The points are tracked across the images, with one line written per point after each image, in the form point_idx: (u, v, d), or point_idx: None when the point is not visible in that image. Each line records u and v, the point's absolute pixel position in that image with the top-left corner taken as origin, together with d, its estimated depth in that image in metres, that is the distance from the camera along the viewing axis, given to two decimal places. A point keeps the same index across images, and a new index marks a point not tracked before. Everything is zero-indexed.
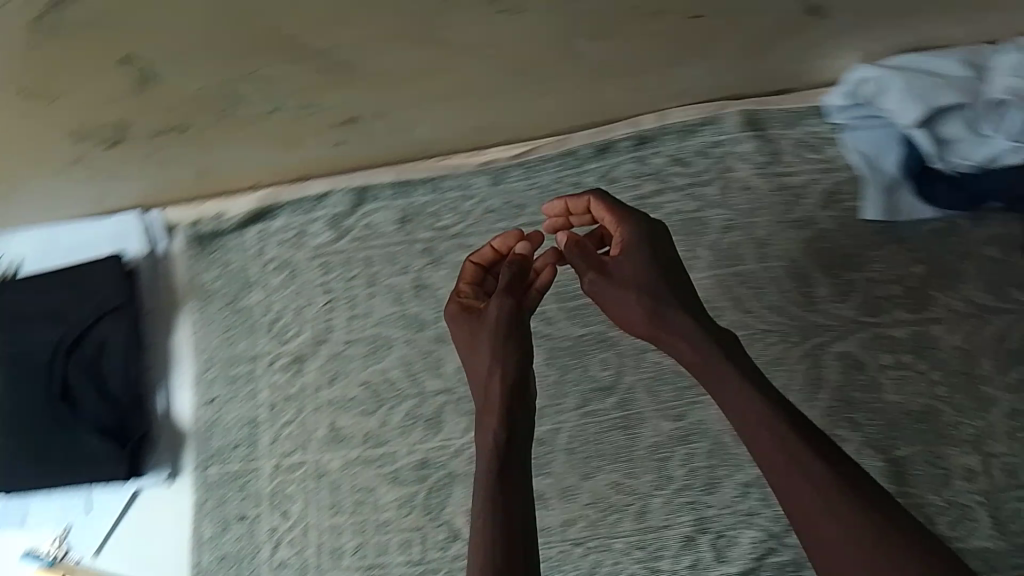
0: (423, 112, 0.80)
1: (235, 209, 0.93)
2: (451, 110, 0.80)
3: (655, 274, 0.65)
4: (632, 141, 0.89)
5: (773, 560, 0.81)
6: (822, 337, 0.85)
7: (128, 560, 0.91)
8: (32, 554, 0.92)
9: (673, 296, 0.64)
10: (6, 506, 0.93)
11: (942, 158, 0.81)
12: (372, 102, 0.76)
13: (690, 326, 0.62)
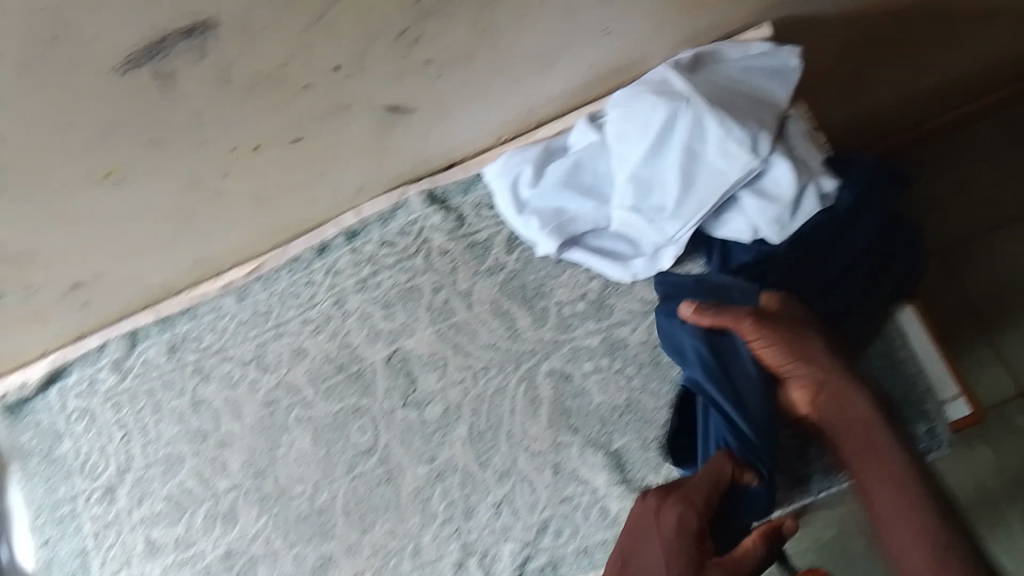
0: (136, 258, 0.96)
1: (32, 376, 1.08)
2: (163, 250, 0.97)
3: (830, 360, 0.80)
4: (342, 237, 1.04)
5: (534, 564, 0.93)
6: (530, 361, 0.97)
7: None
8: None
9: (851, 380, 0.79)
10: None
11: (624, 267, 0.95)
12: (79, 269, 0.94)
13: (860, 390, 0.78)
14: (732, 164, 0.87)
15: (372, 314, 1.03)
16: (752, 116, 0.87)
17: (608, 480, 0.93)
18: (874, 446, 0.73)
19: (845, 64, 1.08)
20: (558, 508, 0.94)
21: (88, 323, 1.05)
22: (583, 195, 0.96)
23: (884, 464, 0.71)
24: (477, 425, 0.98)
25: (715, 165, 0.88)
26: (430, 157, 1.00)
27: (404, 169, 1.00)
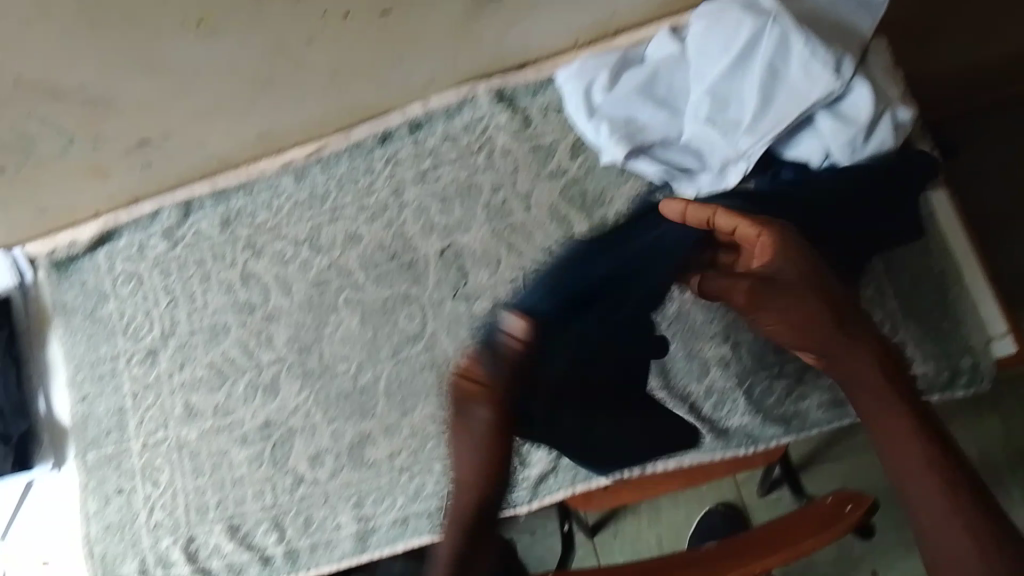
0: (199, 124, 0.93)
1: (83, 235, 1.07)
2: (229, 122, 0.95)
3: (823, 310, 0.58)
4: (407, 128, 1.04)
5: (570, 461, 0.94)
6: None
7: (29, 534, 1.03)
8: None
9: (861, 361, 0.58)
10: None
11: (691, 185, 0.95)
12: (151, 124, 0.91)
13: (868, 344, 0.59)
14: (815, 87, 0.87)
15: (429, 207, 1.03)
16: (836, 39, 0.88)
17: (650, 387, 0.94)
18: (890, 437, 0.57)
19: (949, 24, 1.01)
20: None
21: (140, 188, 1.04)
22: (654, 107, 0.97)
23: (901, 450, 0.57)
24: None
25: (797, 88, 0.88)
26: (506, 54, 0.99)
27: (479, 63, 0.99)
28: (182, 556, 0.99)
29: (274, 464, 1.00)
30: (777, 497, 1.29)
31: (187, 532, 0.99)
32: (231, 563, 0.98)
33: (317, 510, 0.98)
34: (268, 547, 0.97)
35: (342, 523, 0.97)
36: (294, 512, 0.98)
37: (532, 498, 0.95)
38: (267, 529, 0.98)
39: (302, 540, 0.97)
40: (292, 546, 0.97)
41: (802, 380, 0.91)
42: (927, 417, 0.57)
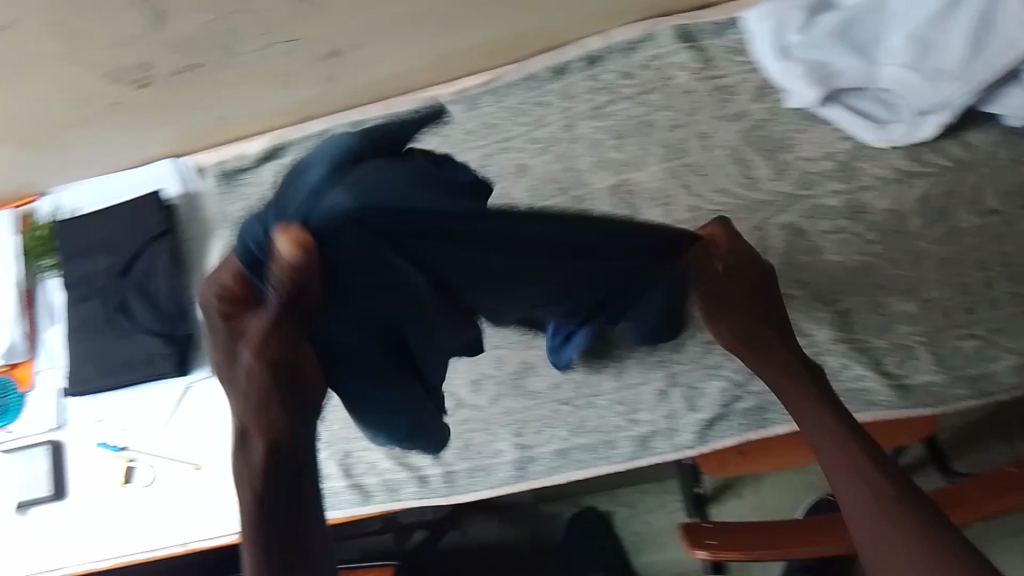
0: (387, 41, 0.91)
1: (250, 149, 1.07)
2: (415, 43, 0.92)
3: (800, 377, 0.68)
4: (584, 61, 1.00)
5: (739, 406, 0.92)
6: (766, 212, 0.95)
7: (187, 437, 1.04)
8: (106, 444, 1.06)
9: (833, 429, 0.61)
10: (77, 404, 1.09)
11: (881, 134, 0.93)
12: (351, 35, 0.88)
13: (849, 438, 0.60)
14: None
15: (603, 141, 1.00)
16: None
17: (832, 336, 0.92)
18: (852, 502, 0.56)
19: None
20: None
21: (309, 106, 1.02)
22: (851, 51, 0.91)
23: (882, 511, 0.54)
24: None
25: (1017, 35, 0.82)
26: None
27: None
28: (338, 470, 0.99)
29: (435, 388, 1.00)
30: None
31: (342, 447, 0.99)
32: (391, 482, 0.98)
33: (477, 435, 0.98)
34: (427, 469, 0.98)
35: (502, 449, 0.97)
36: (454, 437, 0.98)
37: (699, 444, 0.93)
38: (424, 450, 0.98)
39: (461, 463, 0.97)
40: (449, 468, 0.97)
41: (993, 342, 0.89)
42: (898, 469, 0.56)
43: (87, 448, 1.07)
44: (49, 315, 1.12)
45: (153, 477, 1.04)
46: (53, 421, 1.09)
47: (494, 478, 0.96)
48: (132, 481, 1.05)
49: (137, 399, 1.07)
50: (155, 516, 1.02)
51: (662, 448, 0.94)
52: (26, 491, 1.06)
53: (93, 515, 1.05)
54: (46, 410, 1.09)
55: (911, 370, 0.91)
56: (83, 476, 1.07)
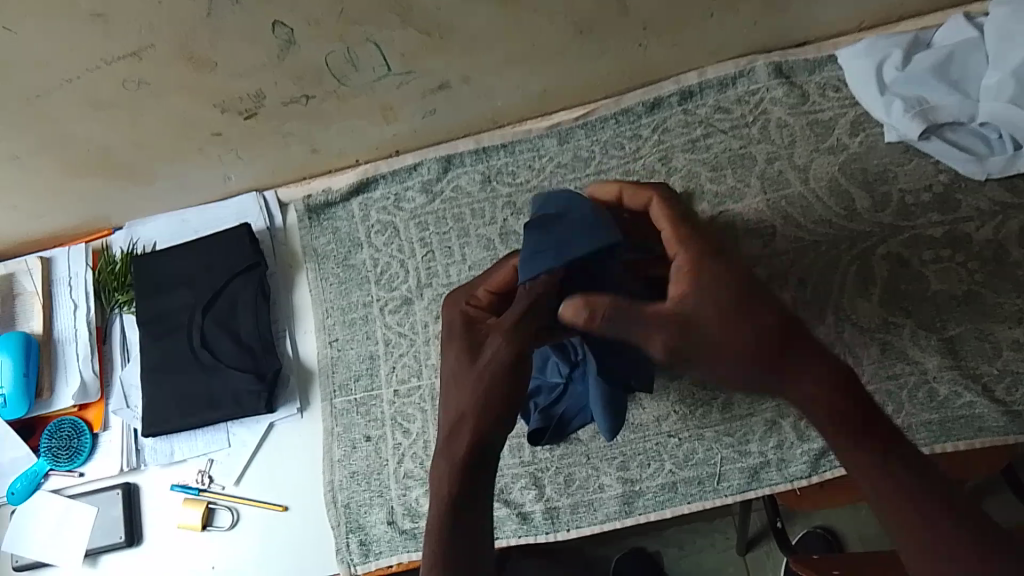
0: (495, 69, 0.93)
1: (340, 183, 1.08)
2: (520, 68, 0.94)
3: (714, 261, 0.63)
4: (678, 96, 1.03)
5: None
6: (867, 243, 0.96)
7: (273, 476, 0.99)
8: (179, 486, 1.00)
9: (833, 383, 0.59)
10: (154, 444, 1.03)
11: (981, 165, 0.94)
12: (462, 66, 0.90)
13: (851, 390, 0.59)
14: None
15: (699, 173, 1.02)
16: None
17: (940, 364, 0.91)
18: (905, 482, 0.58)
19: None
20: (883, 384, 0.92)
21: (405, 136, 1.03)
22: (948, 90, 0.95)
23: (905, 506, 0.57)
24: (803, 293, 0.96)
25: None
26: (794, 27, 0.99)
27: (765, 33, 0.99)
28: None
29: None
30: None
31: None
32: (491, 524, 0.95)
33: (579, 470, 0.94)
34: (526, 507, 0.94)
35: (606, 484, 0.93)
36: (553, 472, 0.95)
37: (812, 474, 0.88)
38: (524, 485, 0.95)
39: (562, 500, 0.94)
40: (551, 504, 0.94)
41: None
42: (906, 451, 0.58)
43: (160, 491, 1.02)
44: (119, 354, 1.06)
45: (236, 519, 0.98)
46: (120, 464, 1.02)
47: (599, 514, 0.92)
48: (214, 525, 0.98)
49: (216, 436, 1.01)
50: (240, 560, 0.96)
51: (773, 480, 0.90)
52: (89, 539, 0.99)
53: (164, 561, 0.99)
54: (118, 453, 1.03)
55: (1023, 398, 0.89)
56: (156, 522, 1.01)
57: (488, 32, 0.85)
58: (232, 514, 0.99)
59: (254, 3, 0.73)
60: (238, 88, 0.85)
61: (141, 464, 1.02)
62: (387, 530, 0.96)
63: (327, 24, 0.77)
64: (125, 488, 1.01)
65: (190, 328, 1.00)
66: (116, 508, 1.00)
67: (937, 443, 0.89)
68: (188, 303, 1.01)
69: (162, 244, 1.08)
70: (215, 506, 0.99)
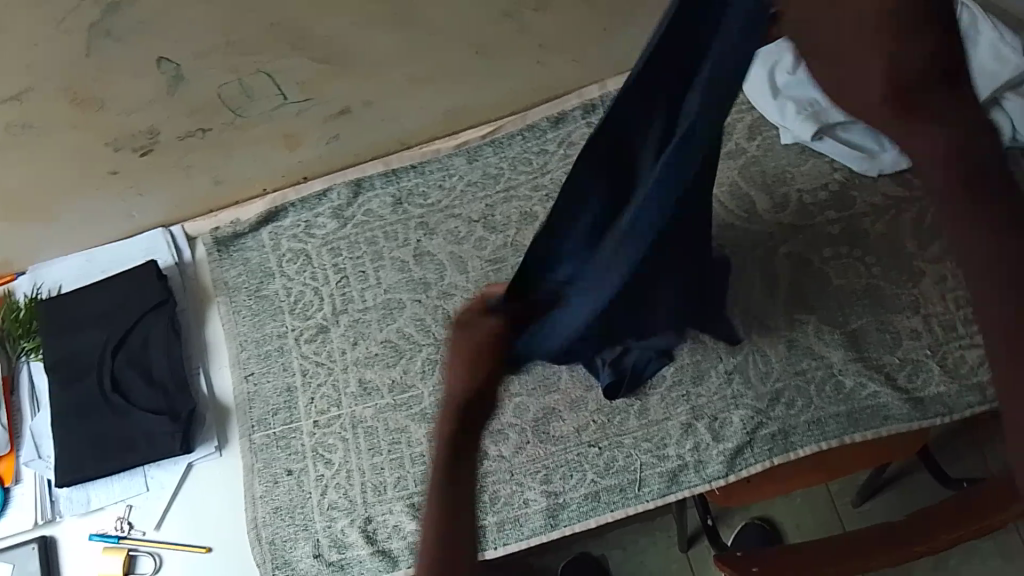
0: (396, 95, 0.93)
1: (248, 214, 1.07)
2: (422, 92, 0.95)
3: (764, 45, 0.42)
4: (581, 111, 1.05)
5: (764, 433, 0.92)
6: (769, 243, 1.00)
7: (194, 518, 0.98)
8: (98, 535, 0.98)
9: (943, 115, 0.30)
10: (69, 494, 1.00)
11: (872, 161, 1.00)
12: (362, 92, 0.90)
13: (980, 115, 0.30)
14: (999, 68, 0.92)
15: None
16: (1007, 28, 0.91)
17: (845, 357, 0.93)
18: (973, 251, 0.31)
19: None
20: (792, 380, 0.93)
21: (314, 163, 1.03)
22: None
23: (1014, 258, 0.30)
24: None
25: None
26: None
27: None
28: (359, 537, 0.93)
29: None
30: (872, 508, 1.30)
31: (363, 514, 0.95)
32: (418, 556, 0.92)
33: (500, 486, 0.94)
34: None
35: (531, 499, 0.93)
36: (479, 493, 0.94)
37: (728, 474, 0.90)
38: None
39: (487, 518, 0.93)
40: (478, 524, 0.93)
41: None
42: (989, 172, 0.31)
43: (81, 540, 0.99)
44: (28, 402, 1.03)
45: (158, 564, 0.96)
46: (33, 517, 0.99)
47: (524, 529, 0.92)
48: (136, 573, 0.96)
49: (134, 481, 0.99)
50: None
51: (691, 482, 0.91)
52: None
53: None
54: (31, 505, 0.99)
55: (923, 384, 0.91)
56: (77, 573, 0.97)
57: (382, 59, 0.86)
58: (154, 559, 0.96)
59: (136, 39, 0.72)
60: (132, 126, 0.84)
61: (57, 515, 0.99)
62: (314, 564, 0.93)
63: (215, 57, 0.77)
64: (40, 541, 0.97)
65: (99, 370, 0.97)
66: (31, 563, 0.96)
67: (847, 434, 0.89)
68: (97, 344, 0.98)
69: (68, 285, 1.05)
70: (136, 552, 0.96)
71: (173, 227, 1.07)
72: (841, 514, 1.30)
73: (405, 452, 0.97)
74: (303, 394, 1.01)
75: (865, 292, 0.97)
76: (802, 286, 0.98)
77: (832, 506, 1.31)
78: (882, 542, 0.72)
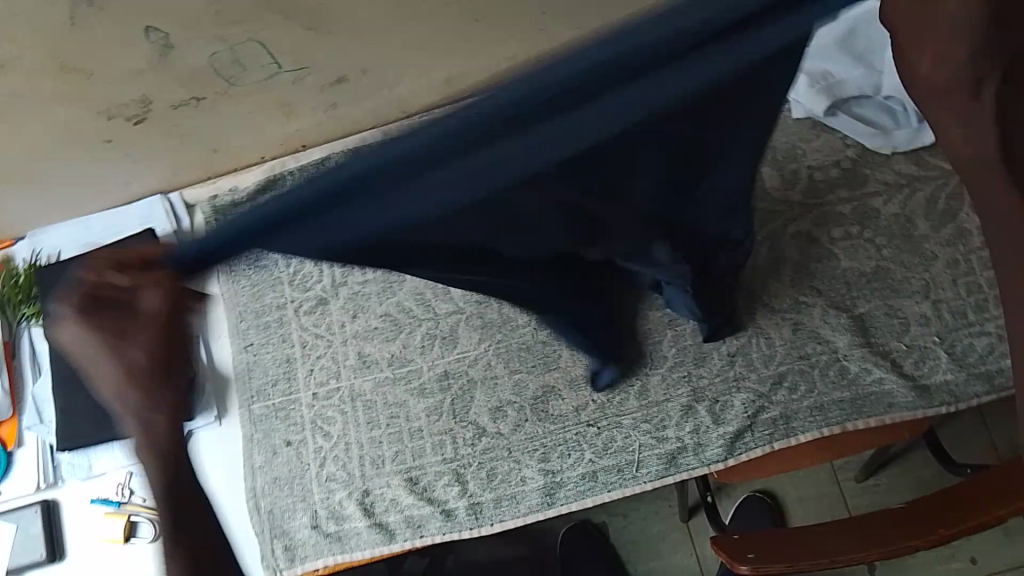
0: (394, 63, 0.91)
1: (247, 181, 1.05)
2: (421, 61, 0.92)
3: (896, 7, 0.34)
4: None
5: (765, 417, 0.91)
6: (777, 222, 0.98)
7: (195, 485, 0.98)
8: (100, 499, 0.99)
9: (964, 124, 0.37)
10: (71, 459, 1.00)
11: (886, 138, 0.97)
12: (359, 61, 0.88)
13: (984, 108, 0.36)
14: None
15: None
16: None
17: (851, 341, 0.92)
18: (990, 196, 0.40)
19: None
20: (796, 364, 0.92)
21: (313, 131, 1.01)
22: (851, 61, 0.94)
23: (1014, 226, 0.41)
24: None
25: None
26: None
27: None
28: (357, 510, 0.94)
29: (450, 413, 0.97)
30: (875, 483, 1.30)
31: (362, 486, 0.95)
32: (416, 530, 0.93)
33: (498, 463, 0.94)
34: (451, 503, 0.93)
35: (529, 476, 0.93)
36: (476, 468, 0.94)
37: (728, 457, 0.90)
38: (447, 482, 0.94)
39: (484, 494, 0.93)
40: (475, 499, 0.93)
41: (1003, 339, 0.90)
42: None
43: (83, 503, 1.00)
44: (30, 367, 1.03)
45: (159, 530, 0.97)
46: (36, 481, 1.00)
47: (521, 506, 0.92)
48: (137, 537, 0.97)
49: (134, 447, 1.00)
50: None
51: (690, 464, 0.90)
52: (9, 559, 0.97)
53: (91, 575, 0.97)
54: (34, 468, 1.01)
55: (929, 371, 0.90)
56: (79, 537, 0.98)
57: (377, 28, 0.83)
58: (154, 524, 0.97)
59: (121, 10, 0.70)
60: (122, 95, 0.82)
61: (59, 479, 1.00)
62: (312, 534, 0.94)
63: (203, 27, 0.74)
64: (42, 504, 0.98)
65: None
66: (33, 526, 0.97)
67: (849, 420, 0.89)
68: None
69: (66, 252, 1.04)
70: (137, 517, 0.97)
71: (171, 194, 1.06)
72: (842, 488, 1.30)
73: (405, 426, 0.97)
74: (303, 365, 1.01)
75: (873, 275, 0.95)
76: (810, 268, 0.96)
77: (834, 480, 1.31)
78: (873, 530, 0.68)
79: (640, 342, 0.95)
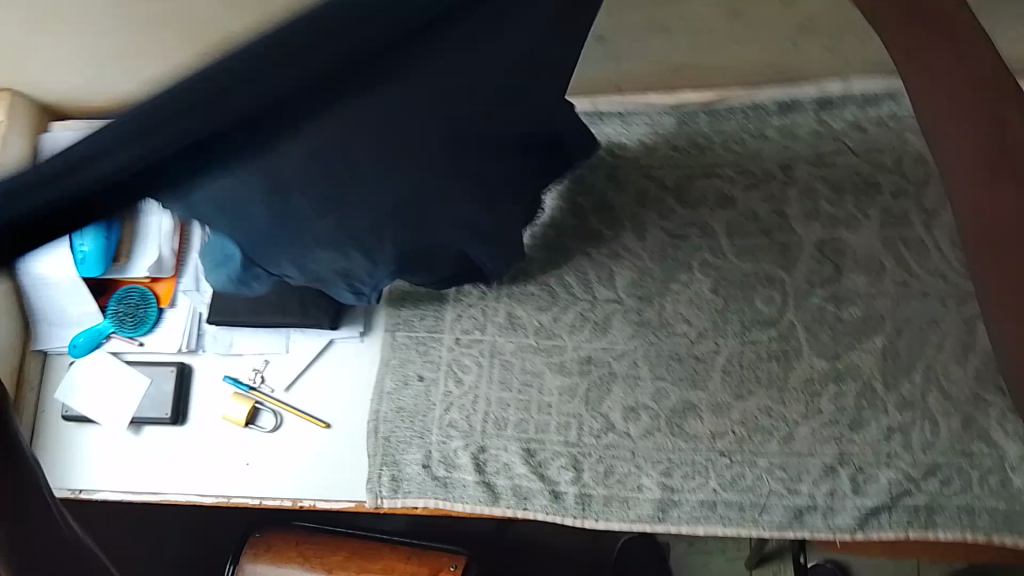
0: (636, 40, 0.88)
1: None
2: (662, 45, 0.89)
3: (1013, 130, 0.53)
4: (816, 103, 0.99)
5: (907, 502, 0.86)
6: (975, 307, 0.92)
7: (321, 391, 1.00)
8: (232, 378, 1.02)
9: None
10: (216, 332, 1.04)
11: None
12: None
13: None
14: None
15: (818, 191, 0.98)
16: None
17: (1021, 453, 0.86)
18: None
19: None
20: (956, 459, 0.87)
21: None
22: None
23: None
24: (893, 338, 0.92)
25: None
26: None
27: None
28: (470, 463, 0.94)
29: (584, 399, 0.95)
30: None
31: (479, 441, 0.95)
32: (522, 502, 0.93)
33: (619, 464, 0.92)
34: (561, 486, 0.92)
35: (647, 485, 0.91)
36: (596, 460, 0.93)
37: (857, 530, 0.86)
38: (563, 465, 0.93)
39: (596, 488, 0.92)
40: (587, 490, 0.92)
41: None
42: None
43: (214, 377, 1.03)
44: None
45: (279, 423, 0.99)
46: (179, 343, 1.04)
47: (631, 512, 0.90)
48: (256, 424, 0.99)
49: (274, 339, 1.02)
50: (278, 461, 0.97)
51: (816, 525, 0.87)
52: (137, 408, 1.01)
53: (206, 445, 1.00)
54: (180, 331, 1.04)
55: None
56: (204, 407, 1.02)
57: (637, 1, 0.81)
58: (275, 417, 0.99)
59: None
60: None
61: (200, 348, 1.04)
62: (420, 472, 0.96)
63: None
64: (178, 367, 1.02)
65: None
66: (167, 384, 1.01)
67: (997, 533, 0.84)
68: None
69: None
70: (261, 405, 1.00)
71: None
72: None
73: (535, 397, 0.96)
74: (453, 309, 1.01)
75: None
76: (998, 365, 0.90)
77: None
78: None
79: (797, 387, 0.91)
